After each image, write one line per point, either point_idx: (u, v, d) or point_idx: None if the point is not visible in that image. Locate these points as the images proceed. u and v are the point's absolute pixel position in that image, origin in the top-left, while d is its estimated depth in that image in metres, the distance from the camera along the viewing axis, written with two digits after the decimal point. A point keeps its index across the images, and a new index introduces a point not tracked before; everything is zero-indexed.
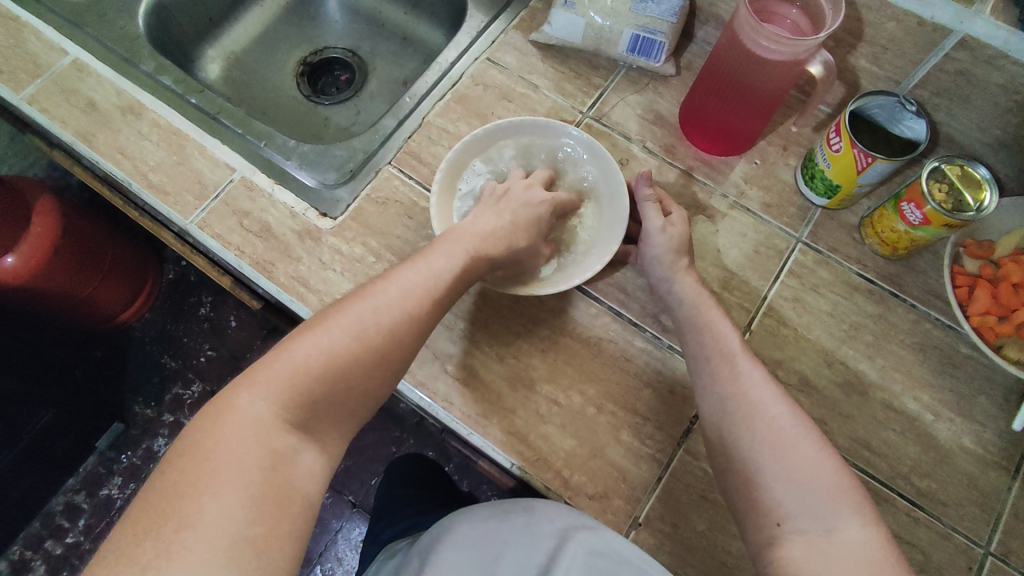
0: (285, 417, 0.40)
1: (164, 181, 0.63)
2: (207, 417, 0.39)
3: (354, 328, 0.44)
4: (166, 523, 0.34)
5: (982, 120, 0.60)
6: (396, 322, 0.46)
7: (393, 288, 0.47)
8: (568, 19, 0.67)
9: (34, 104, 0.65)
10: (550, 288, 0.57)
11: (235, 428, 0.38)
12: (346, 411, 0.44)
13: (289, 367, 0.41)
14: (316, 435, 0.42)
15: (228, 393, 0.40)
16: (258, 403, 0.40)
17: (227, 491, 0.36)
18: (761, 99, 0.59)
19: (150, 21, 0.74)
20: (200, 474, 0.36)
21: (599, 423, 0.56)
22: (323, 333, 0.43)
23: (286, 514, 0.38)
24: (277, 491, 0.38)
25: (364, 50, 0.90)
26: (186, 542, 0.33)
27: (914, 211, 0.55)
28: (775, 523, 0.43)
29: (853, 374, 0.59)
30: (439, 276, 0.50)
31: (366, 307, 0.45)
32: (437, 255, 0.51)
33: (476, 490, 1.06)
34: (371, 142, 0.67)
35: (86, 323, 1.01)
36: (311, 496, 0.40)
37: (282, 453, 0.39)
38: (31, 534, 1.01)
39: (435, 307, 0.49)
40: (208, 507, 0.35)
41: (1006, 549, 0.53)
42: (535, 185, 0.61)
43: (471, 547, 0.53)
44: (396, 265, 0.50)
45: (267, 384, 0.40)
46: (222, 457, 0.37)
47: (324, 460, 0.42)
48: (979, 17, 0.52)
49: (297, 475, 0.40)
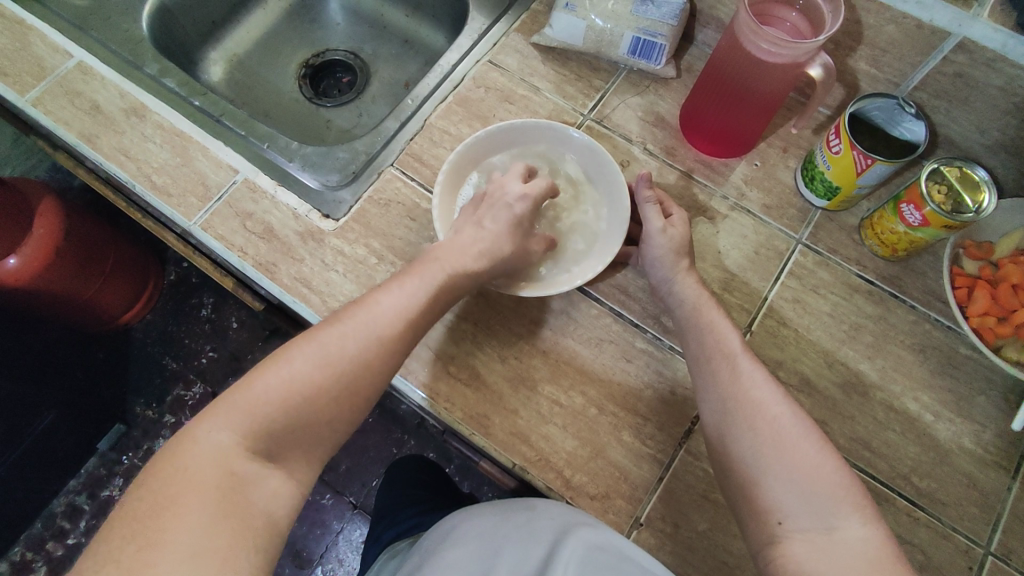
0: (248, 444, 0.41)
1: (166, 183, 0.64)
2: (172, 446, 0.40)
3: (319, 356, 0.44)
4: (129, 544, 0.34)
5: (981, 122, 0.60)
6: (363, 347, 0.46)
7: (362, 313, 0.47)
8: (568, 21, 0.68)
9: (39, 106, 0.66)
10: (530, 290, 0.57)
11: (196, 456, 0.39)
12: (315, 437, 0.44)
13: (250, 398, 0.42)
14: (282, 460, 0.42)
15: (192, 425, 0.41)
16: (220, 432, 0.40)
17: (189, 511, 0.36)
18: (761, 102, 0.59)
19: (153, 23, 0.75)
20: (164, 497, 0.36)
21: (600, 423, 0.56)
22: (286, 362, 0.44)
23: (250, 531, 0.38)
24: (239, 510, 0.38)
25: (367, 52, 0.90)
26: (149, 561, 0.34)
27: (913, 212, 0.55)
28: (775, 521, 0.43)
29: (854, 375, 0.59)
30: (411, 299, 0.50)
31: (334, 334, 0.46)
32: (411, 277, 0.52)
33: (477, 491, 1.06)
34: (373, 144, 0.68)
35: (88, 325, 1.01)
36: (278, 517, 0.41)
37: (244, 476, 0.40)
38: (33, 535, 1.01)
39: (408, 329, 0.49)
40: (171, 527, 0.35)
41: (1006, 549, 0.54)
42: (512, 182, 0.61)
43: (471, 543, 0.53)
44: (369, 290, 0.51)
45: (229, 414, 0.41)
46: (182, 481, 0.38)
47: (292, 483, 0.43)
48: (977, 20, 0.52)
49: (261, 495, 0.40)
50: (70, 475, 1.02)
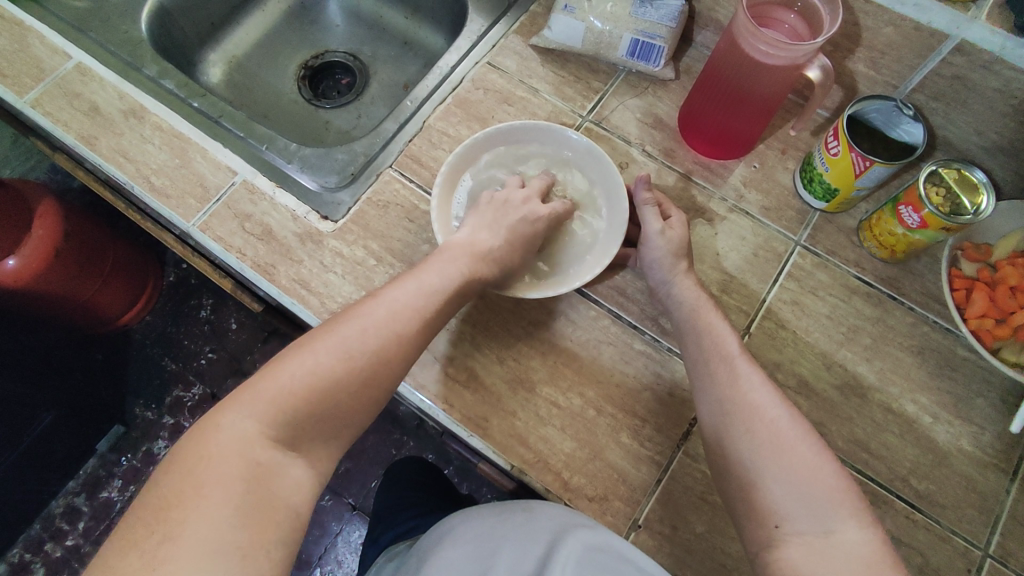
0: (271, 435, 0.41)
1: (165, 184, 0.64)
2: (195, 435, 0.40)
3: (340, 349, 0.44)
4: (153, 534, 0.34)
5: (979, 125, 0.61)
6: (382, 342, 0.46)
7: (381, 308, 0.47)
8: (567, 23, 0.68)
9: (38, 108, 0.66)
10: (536, 292, 0.58)
11: (220, 445, 0.39)
12: (335, 429, 0.44)
13: (273, 388, 0.42)
14: (303, 451, 0.42)
15: (215, 413, 0.41)
16: (245, 420, 0.40)
17: (213, 501, 0.36)
18: (760, 104, 0.59)
19: (152, 26, 0.75)
20: (187, 487, 0.36)
21: (598, 425, 0.56)
22: (308, 353, 0.43)
23: (272, 522, 0.38)
24: (262, 502, 0.38)
25: (366, 54, 0.90)
26: (171, 553, 0.34)
27: (912, 214, 0.55)
28: (772, 525, 0.43)
29: (851, 377, 0.59)
30: (429, 295, 0.50)
31: (354, 328, 0.46)
32: (429, 272, 0.52)
33: (476, 493, 1.06)
34: (372, 146, 0.68)
35: (88, 325, 1.01)
36: (299, 508, 0.41)
37: (267, 467, 0.40)
38: (32, 536, 1.01)
39: (423, 326, 0.49)
40: (192, 518, 0.35)
41: (1004, 551, 0.54)
42: (532, 199, 0.60)
43: (469, 544, 0.53)
44: (386, 284, 0.50)
45: (253, 403, 0.41)
46: (208, 471, 0.37)
47: (313, 474, 0.43)
48: (975, 23, 0.52)
49: (283, 487, 0.40)
50: (70, 476, 1.02)
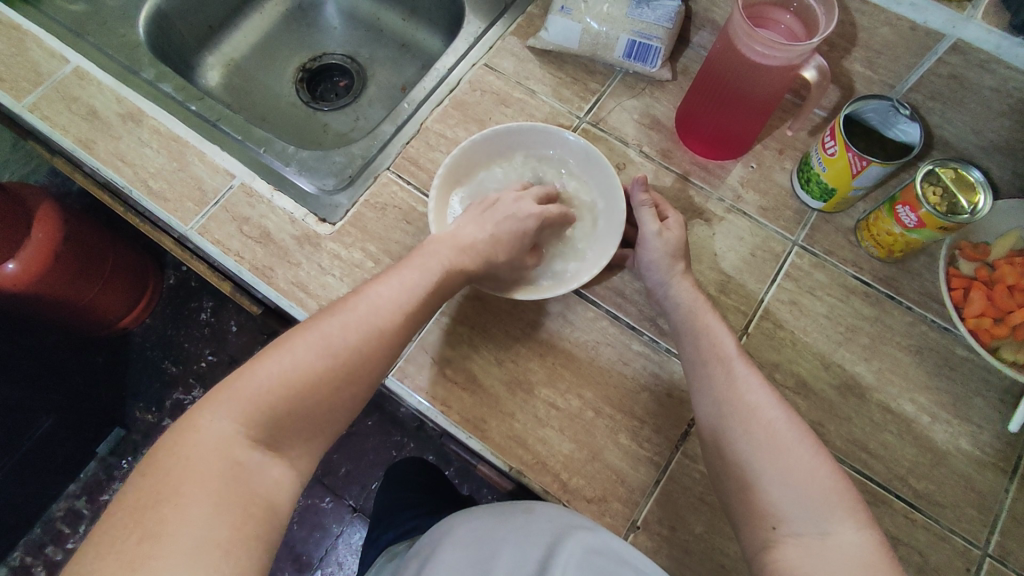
0: (250, 433, 0.41)
1: (163, 188, 0.64)
2: (172, 436, 0.39)
3: (320, 346, 0.44)
4: (130, 536, 0.34)
5: (976, 124, 0.61)
6: (364, 338, 0.46)
7: (362, 304, 0.47)
8: (564, 25, 0.68)
9: (36, 112, 0.66)
10: (527, 295, 0.57)
11: (198, 445, 0.39)
12: (316, 425, 0.44)
13: (251, 386, 0.42)
14: (284, 450, 0.42)
15: (193, 413, 0.41)
16: (222, 420, 0.40)
17: (191, 501, 0.36)
18: (757, 105, 0.59)
19: (150, 29, 0.75)
20: (164, 488, 0.36)
21: (596, 426, 0.57)
22: (288, 351, 0.44)
23: (252, 519, 0.38)
24: (241, 499, 0.38)
25: (363, 56, 0.90)
26: (150, 553, 0.34)
27: (909, 214, 0.55)
28: (770, 526, 0.43)
29: (849, 377, 0.59)
30: (411, 291, 0.50)
31: (334, 324, 0.46)
32: (410, 268, 0.52)
33: (477, 494, 1.06)
34: (370, 148, 0.68)
35: (88, 328, 1.02)
36: (279, 505, 0.41)
37: (246, 465, 0.40)
38: (33, 540, 1.02)
39: (405, 323, 0.49)
40: (171, 518, 0.35)
41: (1003, 550, 0.54)
42: (525, 198, 0.59)
43: (466, 546, 0.53)
44: (368, 281, 0.51)
45: (230, 402, 0.41)
46: (186, 472, 0.37)
47: (292, 472, 0.43)
48: (971, 22, 0.52)
49: (262, 484, 0.40)
50: (70, 479, 1.03)
